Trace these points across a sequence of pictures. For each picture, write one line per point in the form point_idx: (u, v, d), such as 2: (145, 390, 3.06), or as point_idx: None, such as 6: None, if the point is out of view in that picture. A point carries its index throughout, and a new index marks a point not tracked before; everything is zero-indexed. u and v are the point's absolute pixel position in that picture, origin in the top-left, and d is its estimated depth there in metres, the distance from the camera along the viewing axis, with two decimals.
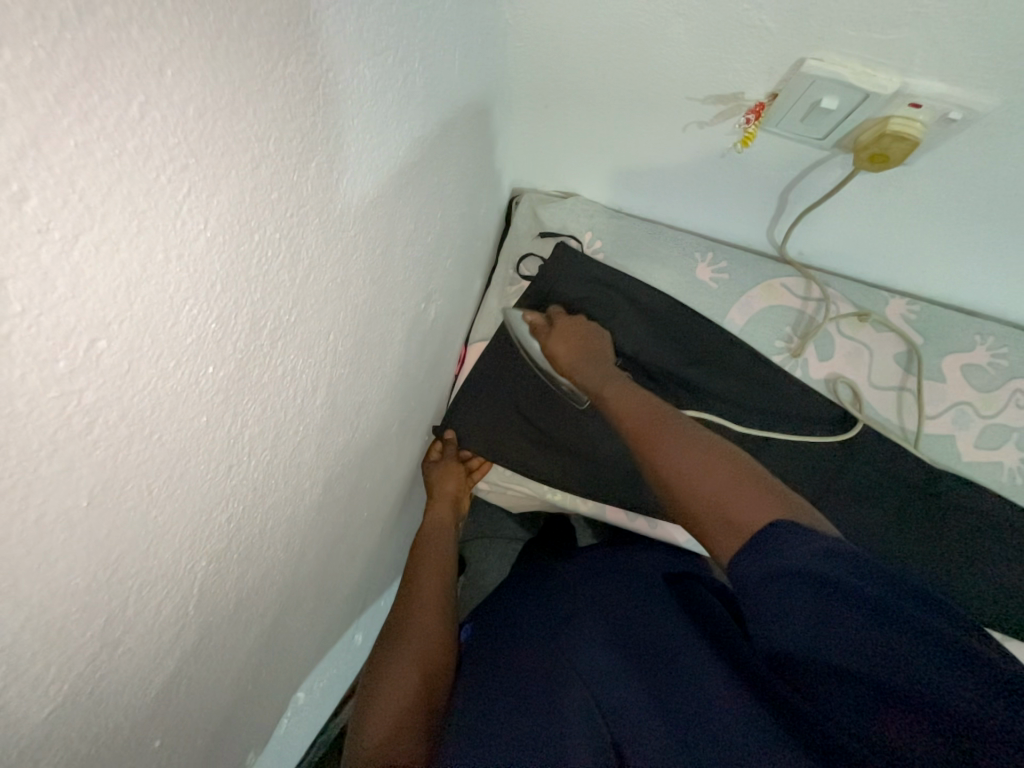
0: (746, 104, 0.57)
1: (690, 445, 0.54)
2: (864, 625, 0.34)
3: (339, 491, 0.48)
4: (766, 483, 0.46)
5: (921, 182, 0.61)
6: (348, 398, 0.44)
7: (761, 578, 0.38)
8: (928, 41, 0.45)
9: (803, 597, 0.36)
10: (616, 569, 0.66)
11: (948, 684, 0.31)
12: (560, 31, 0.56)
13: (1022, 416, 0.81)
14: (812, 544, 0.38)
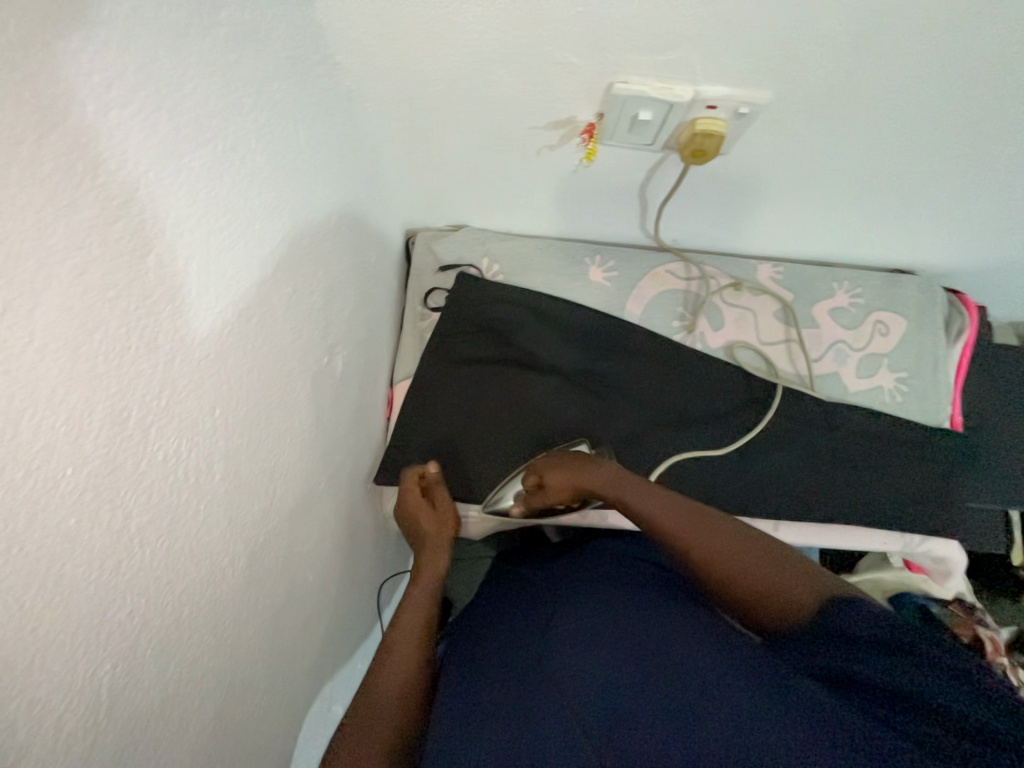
0: (580, 126, 0.64)
1: (717, 534, 0.60)
2: (895, 659, 0.40)
3: (271, 559, 0.48)
4: (798, 563, 0.55)
5: (744, 166, 0.70)
6: (256, 465, 0.44)
7: (819, 640, 0.46)
8: (703, 57, 0.53)
9: (851, 647, 0.43)
10: (603, 568, 0.67)
11: (963, 702, 0.36)
12: (402, 88, 0.61)
13: (887, 342, 0.93)
14: (860, 608, 0.45)
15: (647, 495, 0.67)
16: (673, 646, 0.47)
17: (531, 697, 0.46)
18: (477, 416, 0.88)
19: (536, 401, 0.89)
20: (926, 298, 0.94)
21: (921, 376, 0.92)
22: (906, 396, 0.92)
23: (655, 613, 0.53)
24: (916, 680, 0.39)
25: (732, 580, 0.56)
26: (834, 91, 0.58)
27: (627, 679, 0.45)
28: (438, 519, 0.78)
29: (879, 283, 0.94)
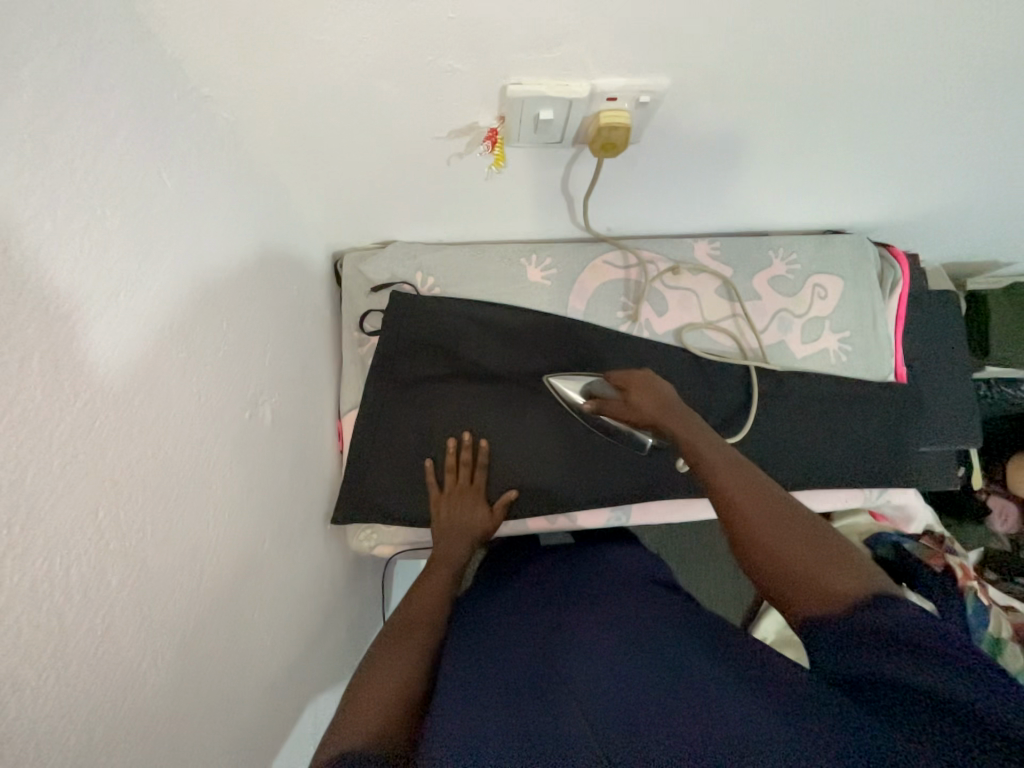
0: (483, 132, 0.61)
1: (771, 501, 0.52)
2: (899, 652, 0.37)
3: (210, 640, 0.46)
4: (855, 559, 0.46)
5: (659, 151, 0.69)
6: (171, 551, 0.41)
7: (831, 612, 0.42)
8: (592, 51, 0.51)
9: (854, 635, 0.40)
10: (598, 583, 0.72)
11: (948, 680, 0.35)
12: (286, 113, 0.56)
13: (826, 305, 0.94)
14: (874, 605, 0.41)
15: (710, 446, 0.60)
16: (674, 655, 0.53)
17: (558, 694, 0.50)
18: (432, 436, 0.85)
19: (490, 413, 0.87)
20: (859, 257, 0.95)
21: (864, 333, 0.94)
22: (851, 355, 0.93)
23: (651, 628, 0.59)
24: (917, 671, 0.36)
25: (767, 553, 0.48)
26: (733, 70, 0.56)
27: (638, 677, 0.50)
28: (483, 511, 0.82)
29: (813, 247, 0.95)
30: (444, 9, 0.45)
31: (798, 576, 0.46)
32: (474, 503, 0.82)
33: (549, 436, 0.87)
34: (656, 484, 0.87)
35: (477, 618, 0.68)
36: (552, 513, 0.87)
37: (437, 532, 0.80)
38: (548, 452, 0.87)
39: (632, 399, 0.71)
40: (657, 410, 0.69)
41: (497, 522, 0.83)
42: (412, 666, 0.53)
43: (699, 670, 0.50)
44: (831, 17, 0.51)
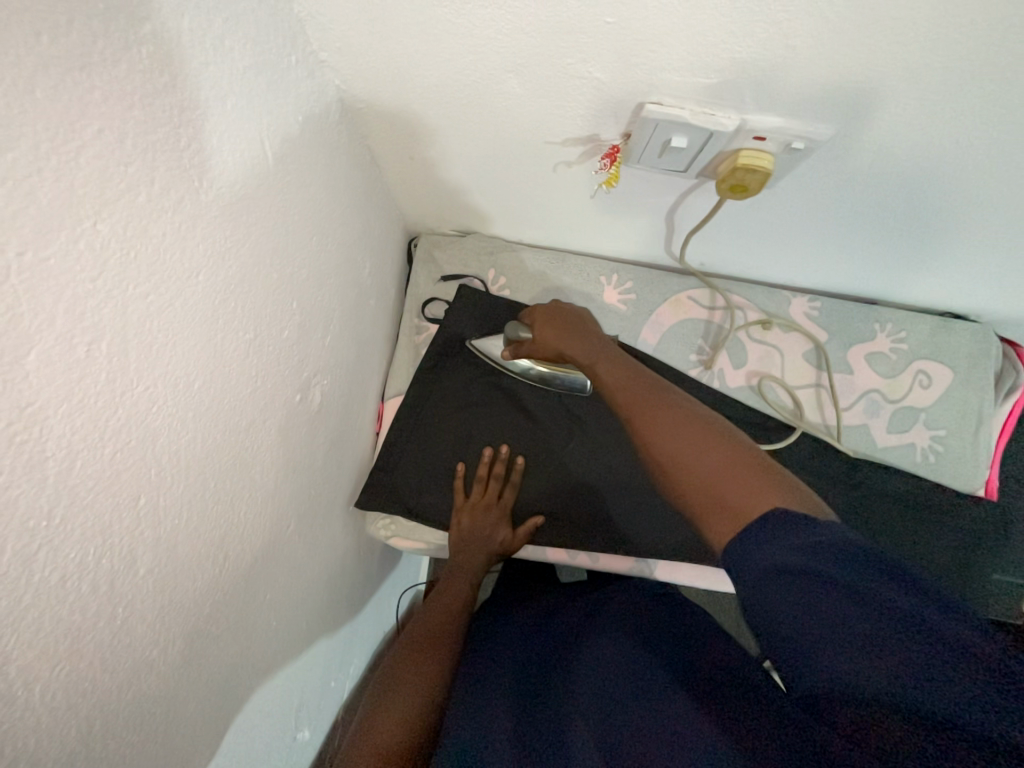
0: (602, 147, 0.55)
1: (676, 419, 0.51)
2: (848, 614, 0.33)
3: (220, 623, 0.45)
4: (765, 466, 0.45)
5: (787, 200, 0.61)
6: (201, 536, 0.40)
7: (754, 552, 0.39)
8: (754, 84, 0.44)
9: (787, 586, 0.35)
10: (616, 604, 0.70)
11: (934, 668, 0.31)
12: (397, 92, 0.53)
13: (926, 395, 0.84)
14: (797, 533, 0.37)
15: (618, 368, 0.59)
16: (651, 676, 0.51)
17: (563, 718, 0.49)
18: (470, 440, 0.83)
19: (533, 430, 0.83)
20: (979, 351, 0.84)
21: (961, 436, 0.84)
22: (941, 456, 0.83)
23: (640, 648, 0.57)
24: (870, 642, 0.32)
25: (686, 473, 0.47)
26: (911, 131, 0.48)
27: (626, 709, 0.47)
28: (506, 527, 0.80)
29: (928, 329, 0.84)
30: (601, 13, 0.40)
31: (712, 497, 0.44)
32: (496, 521, 0.79)
33: (588, 466, 0.83)
34: (690, 543, 0.82)
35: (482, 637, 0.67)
36: (574, 547, 0.83)
37: (455, 544, 0.78)
38: (583, 480, 0.83)
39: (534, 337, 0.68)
40: (561, 341, 0.65)
41: (516, 545, 0.80)
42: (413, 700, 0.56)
43: (667, 694, 0.48)
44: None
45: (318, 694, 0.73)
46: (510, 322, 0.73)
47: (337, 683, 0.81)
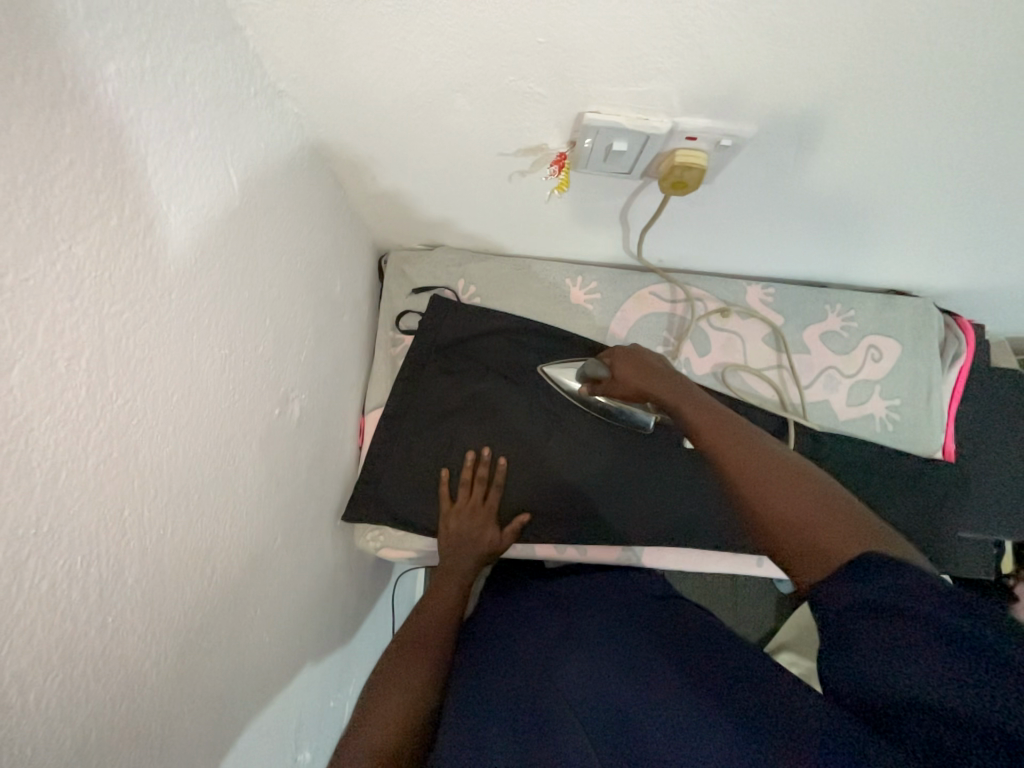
0: (550, 155, 0.59)
1: (765, 462, 0.54)
2: (910, 639, 0.37)
3: (212, 636, 0.45)
4: (857, 518, 0.48)
5: (727, 194, 0.66)
6: (187, 547, 0.41)
7: (838, 584, 0.42)
8: (679, 90, 0.48)
9: (861, 616, 0.40)
10: (619, 599, 0.72)
11: (989, 688, 0.33)
12: (354, 116, 0.56)
13: (879, 368, 0.90)
14: (882, 572, 0.41)
15: (700, 408, 0.62)
16: (653, 663, 0.56)
17: (555, 703, 0.52)
18: (453, 445, 0.84)
19: (514, 431, 0.85)
20: (922, 323, 0.89)
21: (915, 404, 0.89)
22: (898, 424, 0.89)
23: (648, 641, 0.60)
24: (934, 665, 0.36)
25: (776, 513, 0.50)
26: (826, 124, 0.53)
27: (626, 701, 0.50)
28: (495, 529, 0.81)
29: (874, 306, 0.90)
30: (534, 33, 0.44)
31: (800, 538, 0.48)
32: (482, 523, 0.81)
33: (570, 462, 0.85)
34: (673, 527, 0.85)
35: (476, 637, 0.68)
36: (563, 542, 0.85)
37: (445, 549, 0.80)
38: (567, 475, 0.85)
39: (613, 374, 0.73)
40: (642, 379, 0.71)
41: (505, 544, 0.82)
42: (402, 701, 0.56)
43: (671, 677, 0.53)
44: (943, 83, 0.47)
45: (317, 713, 0.73)
46: (590, 360, 0.79)
47: (337, 701, 0.80)
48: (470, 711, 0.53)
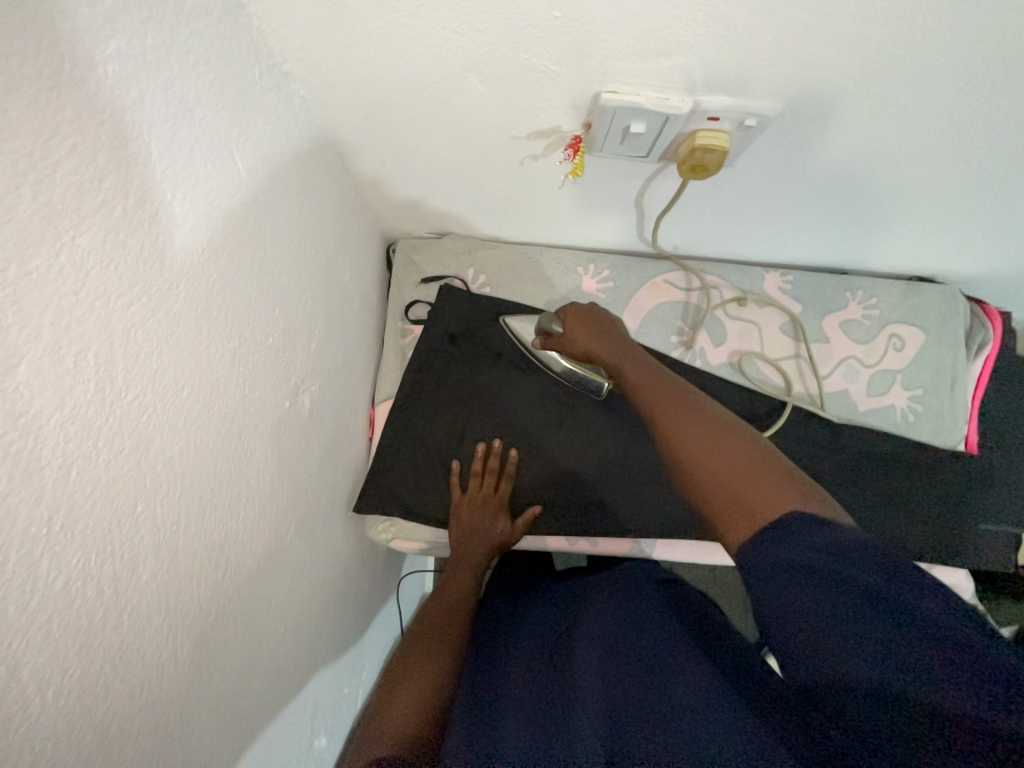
0: (565, 138, 0.57)
1: (698, 421, 0.54)
2: (847, 607, 0.37)
3: (227, 629, 0.45)
4: (778, 467, 0.48)
5: (749, 177, 0.64)
6: (201, 541, 0.41)
7: (768, 545, 0.43)
8: (703, 66, 0.46)
9: (802, 586, 0.39)
10: (610, 583, 0.72)
11: (938, 670, 0.33)
12: (362, 100, 0.54)
13: (901, 358, 0.87)
14: (816, 538, 0.41)
15: (645, 374, 0.63)
16: (664, 646, 0.56)
17: (576, 694, 0.51)
18: (464, 437, 0.84)
19: (526, 422, 0.84)
20: (948, 311, 0.86)
21: (938, 394, 0.87)
22: (920, 416, 0.86)
23: (653, 624, 0.60)
24: (878, 643, 0.35)
25: (705, 472, 0.51)
26: (856, 102, 0.50)
27: (641, 688, 0.50)
28: (506, 520, 0.81)
29: (897, 293, 0.87)
30: (549, 8, 0.41)
31: (728, 495, 0.48)
32: (494, 514, 0.80)
33: (582, 454, 0.84)
34: (687, 519, 0.84)
35: (492, 626, 0.68)
36: (575, 534, 0.84)
37: (457, 540, 0.79)
38: (578, 467, 0.84)
39: (564, 331, 0.74)
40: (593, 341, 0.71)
41: (517, 535, 0.81)
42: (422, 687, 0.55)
43: (682, 659, 0.53)
44: (985, 55, 0.44)
45: (332, 702, 0.73)
46: (544, 314, 0.79)
47: (350, 689, 0.81)
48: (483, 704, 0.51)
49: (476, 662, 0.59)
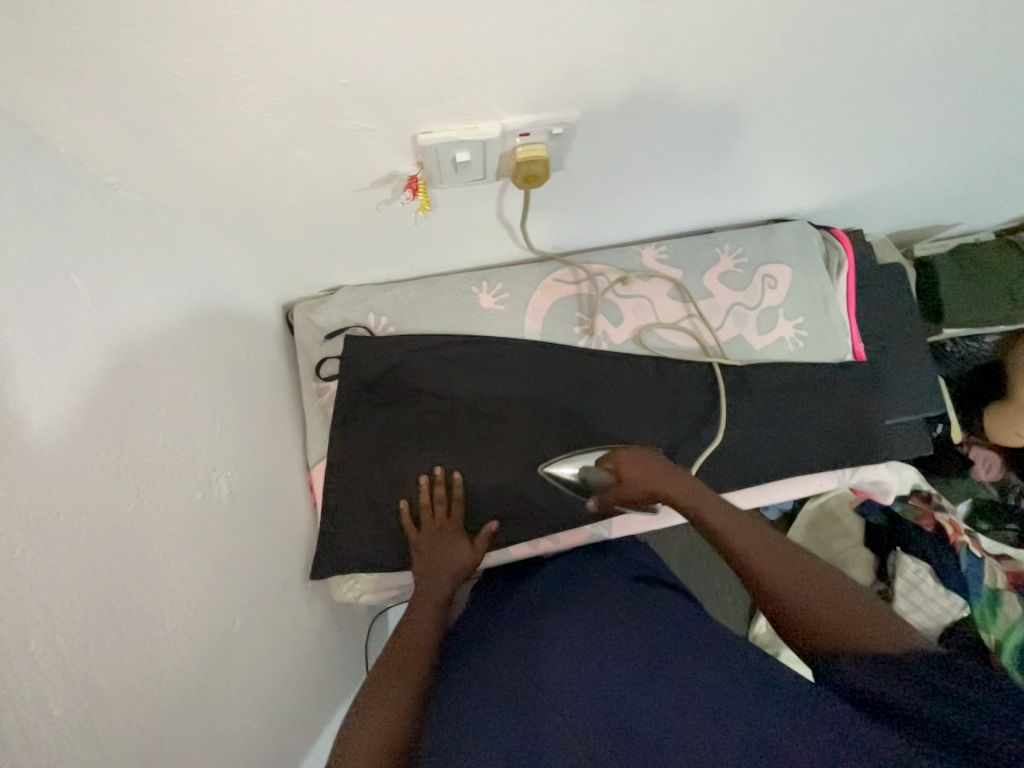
0: (403, 179, 0.61)
1: (789, 566, 0.63)
2: (899, 677, 0.48)
3: (183, 735, 0.46)
4: (868, 608, 0.56)
5: (584, 173, 0.70)
6: (124, 660, 0.41)
7: (866, 664, 0.51)
8: (494, 95, 0.51)
9: (863, 666, 0.51)
10: (599, 583, 0.76)
11: (958, 715, 0.43)
12: (194, 185, 0.56)
13: (777, 294, 0.96)
14: (891, 649, 0.51)
15: (727, 517, 0.70)
16: (644, 643, 0.61)
17: (544, 699, 0.54)
18: (404, 475, 0.85)
19: (460, 446, 0.86)
20: (804, 243, 0.96)
21: (818, 317, 0.96)
22: (808, 340, 0.95)
23: (635, 623, 0.65)
24: (913, 693, 0.46)
25: (823, 616, 0.57)
26: (637, 94, 0.57)
27: (613, 680, 0.56)
28: (467, 543, 0.82)
29: (758, 238, 0.96)
30: (335, 76, 0.45)
31: (830, 634, 0.55)
32: (453, 539, 0.81)
33: (523, 459, 0.87)
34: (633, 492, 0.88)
35: (465, 647, 0.69)
36: (536, 537, 0.87)
37: (421, 568, 0.80)
38: (523, 472, 0.87)
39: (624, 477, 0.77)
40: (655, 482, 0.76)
41: (479, 555, 0.82)
42: (395, 712, 0.54)
43: (660, 652, 0.59)
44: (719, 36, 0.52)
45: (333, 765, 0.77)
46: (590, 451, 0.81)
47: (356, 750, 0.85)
48: (452, 724, 0.54)
49: (453, 679, 0.63)
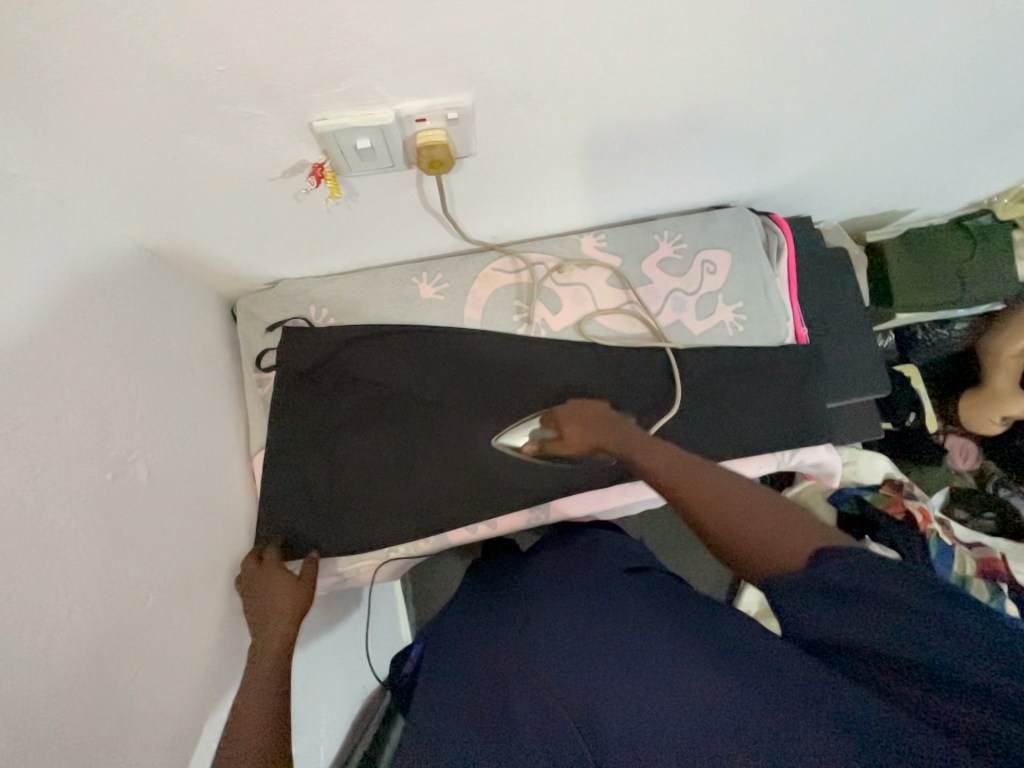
0: (309, 166, 0.63)
1: (714, 483, 0.61)
2: (866, 610, 0.44)
3: (79, 695, 0.48)
4: (789, 510, 0.55)
5: (498, 158, 0.72)
6: (12, 612, 0.44)
7: (801, 576, 0.48)
8: (380, 80, 0.53)
9: (822, 599, 0.46)
10: (585, 563, 0.77)
11: (944, 651, 0.39)
12: (100, 168, 0.59)
13: (716, 279, 0.96)
14: (838, 561, 0.47)
15: (653, 452, 0.68)
16: (627, 616, 0.61)
17: (533, 681, 0.56)
18: (342, 463, 0.87)
19: (398, 433, 0.88)
20: (742, 229, 0.97)
21: (757, 301, 0.96)
22: (747, 324, 0.96)
23: (618, 598, 0.66)
24: (885, 623, 0.42)
25: (725, 531, 0.57)
26: (526, 79, 0.59)
27: (594, 653, 0.56)
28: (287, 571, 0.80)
29: (697, 224, 0.97)
30: (212, 64, 0.49)
31: (756, 541, 0.54)
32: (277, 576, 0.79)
33: (462, 445, 0.89)
34: (570, 476, 0.89)
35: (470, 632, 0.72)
36: (475, 522, 0.88)
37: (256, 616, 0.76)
38: (461, 459, 0.88)
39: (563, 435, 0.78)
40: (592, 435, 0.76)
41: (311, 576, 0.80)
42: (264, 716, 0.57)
43: (642, 621, 0.60)
44: (594, 28, 0.54)
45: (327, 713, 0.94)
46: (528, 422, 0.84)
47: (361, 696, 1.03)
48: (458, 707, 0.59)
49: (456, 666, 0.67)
